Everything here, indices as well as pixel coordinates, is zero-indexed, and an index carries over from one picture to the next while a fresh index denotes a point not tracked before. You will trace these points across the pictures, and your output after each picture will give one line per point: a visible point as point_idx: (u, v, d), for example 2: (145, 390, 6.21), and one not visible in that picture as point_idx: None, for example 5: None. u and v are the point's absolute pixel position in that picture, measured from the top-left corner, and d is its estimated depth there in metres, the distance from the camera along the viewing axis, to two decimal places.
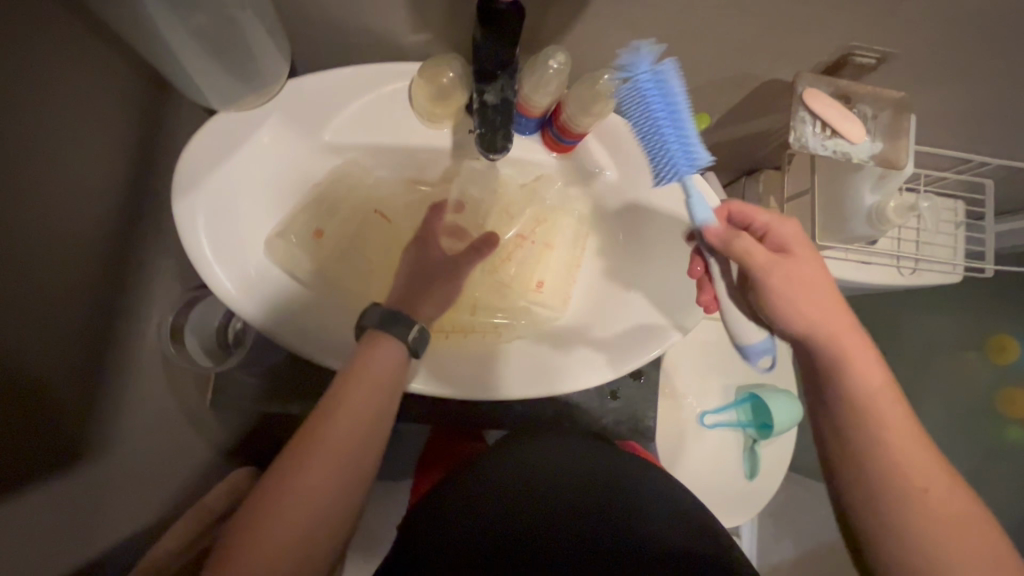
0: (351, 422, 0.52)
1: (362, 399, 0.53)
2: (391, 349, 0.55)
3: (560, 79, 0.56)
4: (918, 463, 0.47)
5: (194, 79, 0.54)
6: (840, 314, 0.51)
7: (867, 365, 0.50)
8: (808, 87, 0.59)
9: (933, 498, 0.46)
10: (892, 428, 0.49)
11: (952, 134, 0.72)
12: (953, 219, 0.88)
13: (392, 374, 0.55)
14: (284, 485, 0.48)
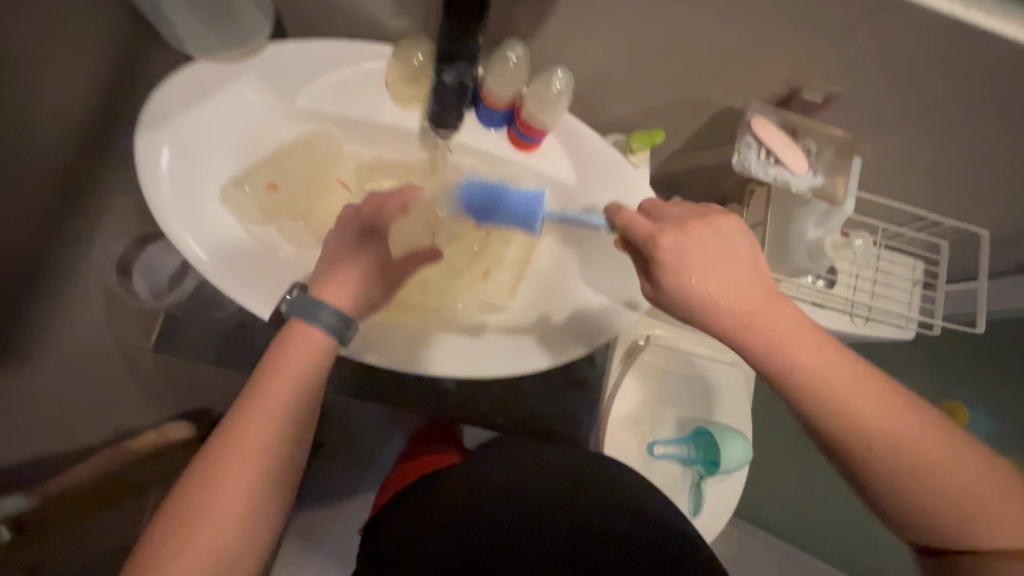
0: (277, 413, 0.51)
1: (282, 398, 0.51)
2: (318, 331, 0.54)
3: (519, 73, 0.59)
4: (870, 408, 0.48)
5: (171, 21, 0.57)
6: (735, 286, 0.51)
7: (791, 335, 0.50)
8: (756, 116, 0.62)
9: (895, 437, 0.47)
10: (834, 381, 0.49)
11: (900, 186, 0.74)
12: (908, 276, 0.88)
13: (313, 363, 0.53)
14: (207, 483, 0.48)
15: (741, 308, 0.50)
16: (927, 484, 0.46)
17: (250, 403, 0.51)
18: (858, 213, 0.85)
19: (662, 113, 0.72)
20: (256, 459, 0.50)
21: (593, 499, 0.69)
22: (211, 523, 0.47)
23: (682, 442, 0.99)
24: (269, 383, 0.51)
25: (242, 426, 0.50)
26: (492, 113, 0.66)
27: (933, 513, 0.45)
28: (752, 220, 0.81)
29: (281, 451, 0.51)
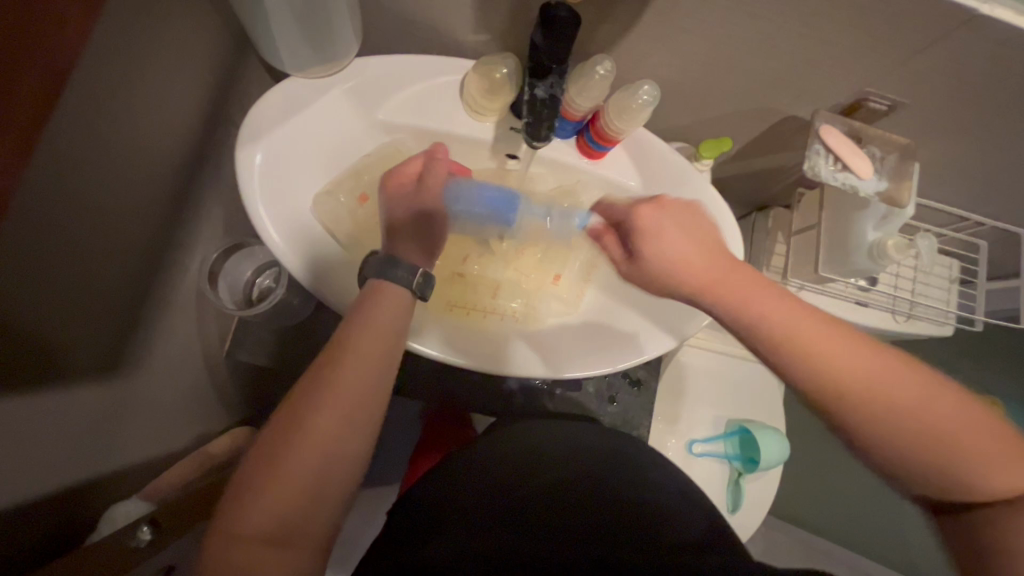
0: (376, 355, 0.46)
1: (370, 351, 0.46)
2: (394, 289, 0.50)
3: (603, 86, 0.61)
4: (872, 372, 0.43)
5: (274, 34, 0.59)
6: (698, 257, 0.51)
7: (772, 302, 0.48)
8: (824, 124, 0.66)
9: (906, 398, 0.42)
10: (827, 350, 0.45)
11: (949, 190, 0.78)
12: (947, 276, 0.91)
13: (396, 320, 0.49)
14: (294, 425, 0.43)
15: (708, 297, 0.50)
16: (946, 444, 0.41)
17: (334, 358, 0.45)
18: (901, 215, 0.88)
19: (724, 122, 0.75)
20: (332, 419, 0.43)
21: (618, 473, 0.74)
22: (276, 498, 0.41)
23: (718, 439, 1.04)
24: (358, 330, 0.47)
25: (324, 380, 0.44)
26: (565, 124, 0.68)
27: (962, 476, 0.41)
28: (804, 223, 0.84)
29: (360, 415, 0.45)
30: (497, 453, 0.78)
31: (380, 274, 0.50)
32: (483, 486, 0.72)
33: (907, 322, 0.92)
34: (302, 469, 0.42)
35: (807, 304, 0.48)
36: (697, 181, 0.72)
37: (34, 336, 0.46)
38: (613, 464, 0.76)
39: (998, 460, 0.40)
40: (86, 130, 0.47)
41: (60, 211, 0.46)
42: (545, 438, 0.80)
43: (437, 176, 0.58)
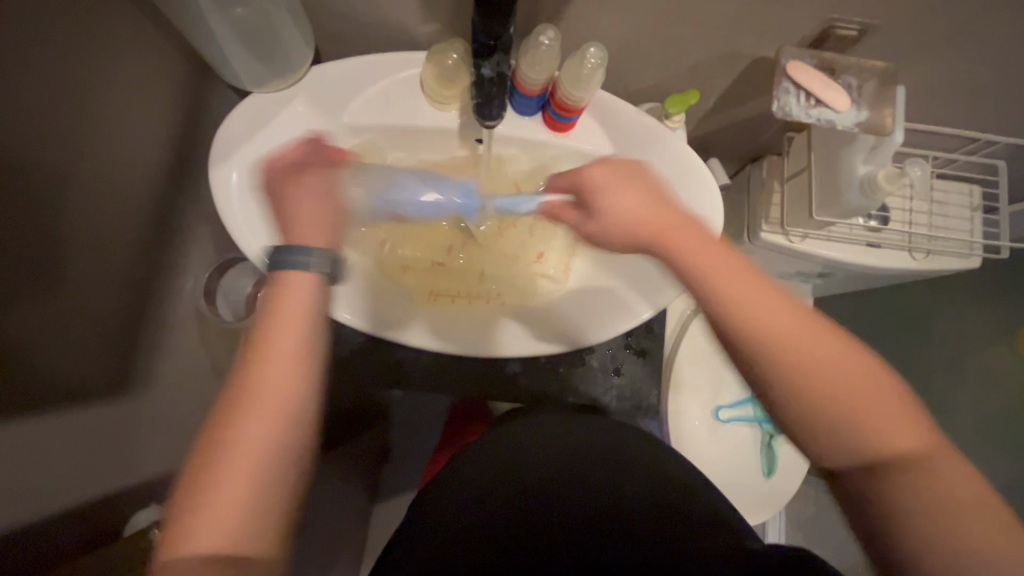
0: (289, 362, 0.47)
1: (286, 343, 0.47)
2: (299, 273, 0.50)
3: (552, 55, 0.61)
4: (803, 339, 0.44)
5: (226, 53, 0.62)
6: (647, 217, 0.50)
7: (728, 268, 0.47)
8: (791, 60, 0.63)
9: (825, 369, 0.43)
10: (771, 317, 0.45)
11: (948, 111, 0.73)
12: (966, 203, 0.84)
13: (314, 308, 0.50)
14: (226, 439, 0.44)
15: (665, 244, 0.49)
16: (841, 412, 0.43)
17: (258, 359, 0.46)
18: (905, 145, 0.83)
19: (693, 74, 0.72)
20: (276, 423, 0.45)
21: (626, 466, 0.71)
22: (233, 504, 0.43)
23: (746, 403, 1.02)
24: (269, 338, 0.47)
25: (253, 386, 0.46)
26: (528, 100, 0.68)
27: (859, 443, 0.42)
28: (796, 168, 0.81)
29: (294, 417, 0.46)
30: (494, 450, 0.72)
31: (281, 265, 0.50)
32: (478, 500, 0.68)
33: (929, 259, 0.85)
34: (247, 475, 0.44)
35: (751, 264, 0.48)
36: (668, 142, 0.70)
37: (24, 365, 0.50)
38: (615, 450, 0.73)
39: (892, 425, 0.42)
40: (45, 173, 0.51)
41: (33, 248, 0.51)
42: (557, 428, 0.75)
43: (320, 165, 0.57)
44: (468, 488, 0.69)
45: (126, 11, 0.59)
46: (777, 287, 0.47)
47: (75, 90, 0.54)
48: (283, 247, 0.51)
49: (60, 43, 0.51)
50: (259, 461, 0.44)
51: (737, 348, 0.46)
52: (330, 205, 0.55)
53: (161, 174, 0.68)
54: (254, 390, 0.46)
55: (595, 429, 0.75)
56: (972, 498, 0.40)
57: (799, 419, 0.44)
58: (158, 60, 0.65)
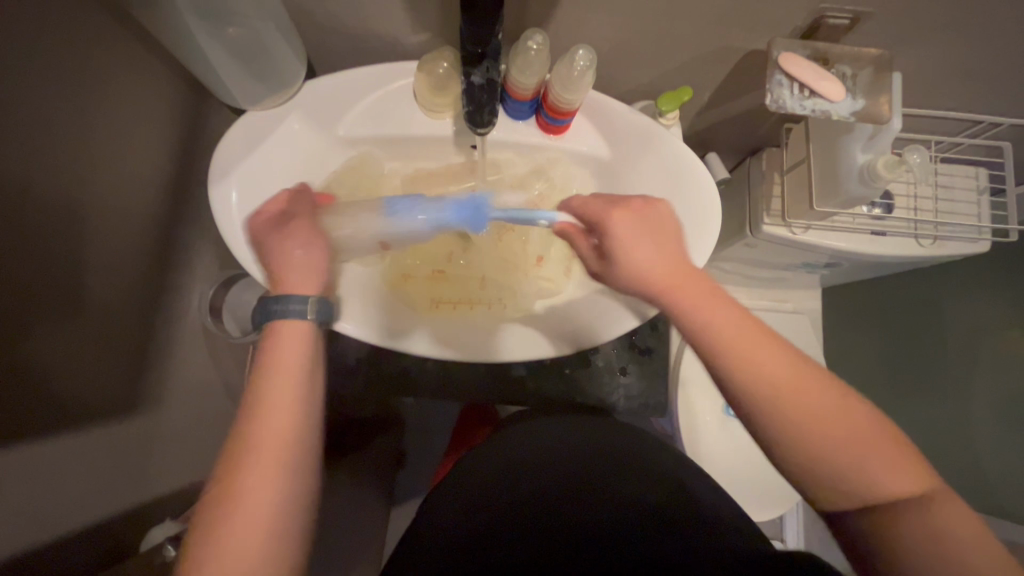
0: (290, 404, 0.49)
1: (286, 389, 0.49)
2: (293, 321, 0.53)
3: (541, 60, 0.61)
4: (791, 383, 0.46)
5: (219, 75, 0.62)
6: (653, 262, 0.51)
7: (722, 315, 0.49)
8: (783, 52, 0.62)
9: (812, 411, 0.45)
10: (761, 366, 0.47)
11: (947, 95, 0.72)
12: (973, 187, 0.83)
13: (307, 353, 0.53)
14: (236, 488, 0.45)
15: (672, 295, 0.50)
16: (828, 452, 0.44)
17: (258, 408, 0.48)
18: (906, 131, 0.81)
19: (685, 70, 0.72)
20: (280, 468, 0.46)
21: (623, 465, 0.72)
22: (246, 551, 0.43)
23: None
24: (266, 386, 0.49)
25: (254, 435, 0.47)
26: (520, 105, 0.68)
27: (851, 482, 0.44)
28: (795, 159, 0.80)
29: (299, 453, 0.48)
30: (488, 468, 0.72)
31: (273, 313, 0.53)
32: (472, 517, 0.68)
33: (936, 245, 0.84)
34: (257, 521, 0.44)
35: (749, 312, 0.50)
36: (664, 138, 0.70)
37: (42, 393, 0.52)
38: (614, 456, 0.73)
39: (884, 469, 0.43)
40: (48, 202, 0.52)
41: (38, 276, 0.51)
42: (549, 437, 0.74)
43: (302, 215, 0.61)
44: (462, 506, 0.69)
45: (121, 38, 0.60)
46: (768, 333, 0.49)
47: (74, 119, 0.55)
48: (269, 296, 0.54)
49: (57, 74, 0.52)
50: (266, 505, 0.45)
51: (728, 385, 0.48)
52: (319, 252, 0.58)
53: (163, 195, 0.70)
54: (257, 438, 0.47)
55: (592, 436, 0.75)
56: (971, 539, 0.40)
57: (794, 458, 0.45)
58: (154, 83, 0.66)
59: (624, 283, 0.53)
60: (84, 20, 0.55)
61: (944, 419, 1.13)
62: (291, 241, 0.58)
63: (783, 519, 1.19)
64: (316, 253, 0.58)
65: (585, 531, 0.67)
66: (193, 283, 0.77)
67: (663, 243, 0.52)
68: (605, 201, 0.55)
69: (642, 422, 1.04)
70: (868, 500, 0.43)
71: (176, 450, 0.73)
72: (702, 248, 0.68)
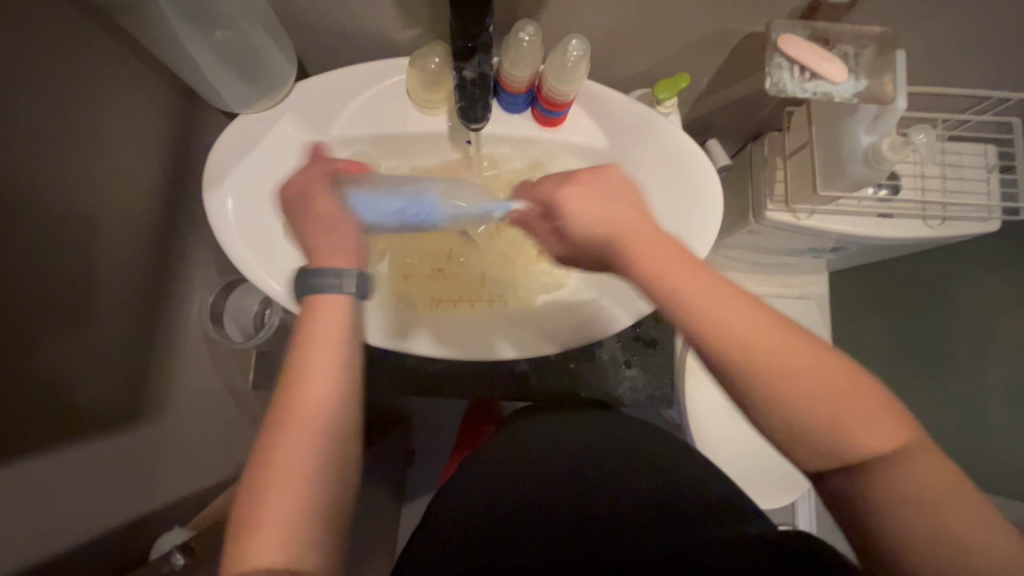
0: (334, 366, 0.46)
1: (327, 347, 0.46)
2: (329, 296, 0.48)
3: (534, 51, 0.59)
4: (771, 350, 0.42)
5: (207, 77, 0.61)
6: (618, 226, 0.47)
7: (686, 275, 0.45)
8: (782, 33, 0.61)
9: (785, 374, 0.42)
10: (744, 332, 0.42)
11: (954, 71, 0.70)
12: (982, 164, 0.80)
13: (349, 326, 0.48)
14: (277, 457, 0.42)
15: (640, 262, 0.46)
16: (812, 417, 0.41)
17: (297, 384, 0.45)
18: (913, 109, 0.79)
19: (682, 55, 0.70)
20: (317, 441, 0.44)
21: (634, 458, 0.72)
22: (283, 518, 0.41)
23: None
24: (306, 349, 0.46)
25: (292, 410, 0.44)
26: (515, 97, 0.67)
27: (834, 444, 0.41)
28: (798, 142, 0.78)
29: (340, 422, 0.45)
30: (491, 466, 0.72)
31: (311, 287, 0.48)
32: (474, 515, 0.67)
33: (945, 225, 0.82)
34: (295, 499, 0.42)
35: (710, 269, 0.45)
36: (663, 128, 0.68)
37: (51, 392, 0.53)
38: (615, 449, 0.73)
39: (865, 423, 0.41)
40: (43, 215, 0.52)
41: (33, 288, 0.51)
42: (559, 431, 0.75)
43: (318, 184, 0.53)
44: (465, 506, 0.68)
45: (108, 46, 0.60)
46: (738, 292, 0.44)
47: (64, 129, 0.55)
48: (310, 268, 0.49)
49: (45, 86, 0.52)
50: (307, 483, 0.42)
51: (707, 352, 0.44)
52: (351, 217, 0.53)
53: (157, 203, 0.69)
54: (295, 411, 0.44)
55: (588, 427, 0.75)
56: (949, 489, 0.40)
57: (777, 423, 0.43)
58: (143, 90, 0.66)
59: (598, 248, 0.48)
60: (70, 28, 0.54)
61: (957, 400, 1.11)
62: (323, 212, 0.52)
63: (795, 506, 1.18)
64: (340, 222, 0.52)
65: (585, 520, 0.67)
66: (193, 290, 0.77)
67: (628, 202, 0.48)
68: (554, 180, 0.51)
69: (650, 412, 1.04)
70: (847, 459, 0.41)
71: (181, 457, 0.73)
72: (704, 236, 0.67)
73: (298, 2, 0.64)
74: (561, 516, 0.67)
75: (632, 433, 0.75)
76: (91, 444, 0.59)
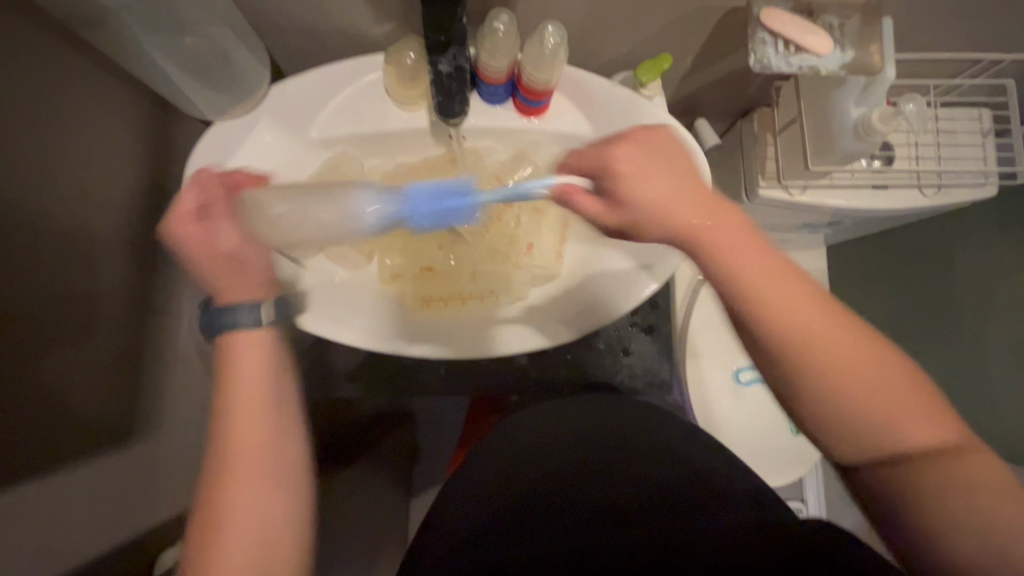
0: (262, 406, 0.53)
1: (251, 386, 0.53)
2: (248, 331, 0.54)
3: (510, 40, 0.58)
4: (786, 301, 0.46)
5: (177, 85, 0.60)
6: (670, 192, 0.47)
7: (721, 227, 0.47)
8: (765, 7, 0.59)
9: (819, 334, 0.46)
10: (785, 301, 0.46)
11: (944, 36, 0.68)
12: (977, 129, 0.79)
13: (270, 360, 0.55)
14: (228, 487, 0.50)
15: (704, 239, 0.47)
16: (867, 400, 0.45)
17: (229, 419, 0.52)
18: (905, 77, 0.77)
19: (665, 35, 0.69)
20: (266, 474, 0.52)
21: (628, 445, 0.71)
22: (244, 537, 0.49)
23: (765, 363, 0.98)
24: (232, 393, 0.53)
25: (228, 444, 0.51)
26: (495, 89, 0.65)
27: (856, 403, 0.45)
28: (788, 117, 0.77)
29: (282, 453, 0.53)
30: (471, 476, 0.70)
31: (227, 325, 0.54)
32: (471, 517, 0.66)
33: (941, 195, 0.80)
34: (253, 521, 0.50)
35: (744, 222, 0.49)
36: (646, 113, 0.67)
37: (58, 413, 0.55)
38: (618, 435, 0.72)
39: (905, 413, 0.45)
40: (27, 239, 0.52)
41: (25, 314, 0.52)
42: (556, 421, 0.73)
43: (221, 213, 0.54)
44: (469, 512, 0.66)
45: (78, 61, 0.59)
46: (811, 289, 0.47)
47: (39, 151, 0.54)
48: (216, 305, 0.54)
49: (13, 105, 0.51)
50: (260, 507, 0.50)
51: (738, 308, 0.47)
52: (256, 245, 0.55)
53: (139, 215, 0.68)
54: (234, 453, 0.51)
55: (585, 414, 0.74)
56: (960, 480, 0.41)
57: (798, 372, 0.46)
58: (115, 103, 0.64)
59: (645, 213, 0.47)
60: (36, 45, 0.53)
61: (960, 369, 1.10)
62: (225, 248, 0.54)
63: (803, 482, 1.18)
64: (240, 262, 0.55)
65: (594, 504, 0.66)
66: (183, 301, 0.77)
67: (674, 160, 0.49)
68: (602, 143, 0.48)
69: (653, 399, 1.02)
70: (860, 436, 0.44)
71: (181, 467, 0.74)
72: None
73: (267, 4, 0.62)
74: (572, 507, 0.66)
75: (624, 415, 0.75)
76: (93, 464, 0.60)
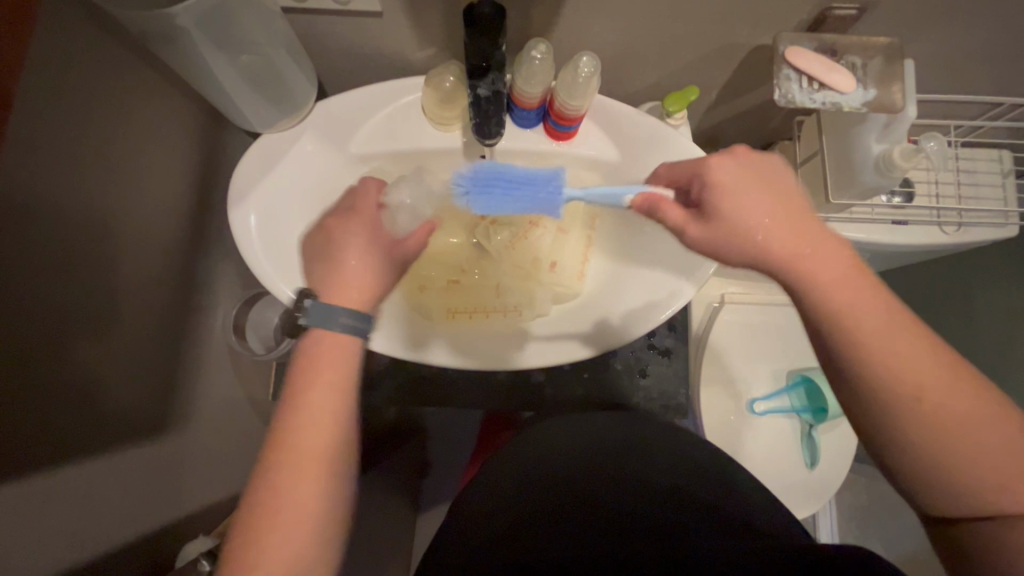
0: (326, 409, 0.50)
1: (320, 386, 0.50)
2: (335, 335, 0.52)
3: (546, 69, 0.61)
4: (880, 329, 0.46)
5: (232, 97, 0.63)
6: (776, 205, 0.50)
7: (815, 235, 0.49)
8: (790, 45, 0.62)
9: (922, 377, 0.45)
10: (875, 332, 0.46)
11: (962, 79, 0.71)
12: (997, 170, 0.80)
13: (346, 360, 0.52)
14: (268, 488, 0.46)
15: (805, 262, 0.48)
16: (954, 429, 0.43)
17: (296, 414, 0.49)
18: (926, 116, 0.79)
19: (691, 69, 0.72)
20: (319, 478, 0.48)
21: (648, 458, 0.73)
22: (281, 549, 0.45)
23: (781, 393, 0.98)
24: (305, 391, 0.50)
25: (288, 443, 0.48)
26: (527, 113, 0.68)
27: (960, 454, 0.43)
28: (809, 151, 0.79)
29: (333, 460, 0.49)
30: (487, 482, 0.71)
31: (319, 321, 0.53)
32: (486, 522, 0.67)
33: (962, 233, 0.81)
34: (299, 525, 0.46)
35: (850, 248, 0.50)
36: (671, 141, 0.69)
37: (96, 400, 0.57)
38: (636, 446, 0.74)
39: (993, 449, 0.43)
40: (89, 237, 0.56)
41: (80, 303, 0.55)
42: (576, 430, 0.75)
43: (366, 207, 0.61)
44: (484, 516, 0.68)
45: (146, 74, 0.64)
46: (877, 290, 0.48)
47: (105, 155, 0.58)
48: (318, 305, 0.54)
49: (82, 112, 0.55)
50: (309, 514, 0.47)
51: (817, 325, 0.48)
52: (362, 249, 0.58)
53: (187, 219, 0.72)
54: (289, 460, 0.47)
55: (607, 424, 0.76)
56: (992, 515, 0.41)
57: (892, 419, 0.45)
58: (174, 115, 0.69)
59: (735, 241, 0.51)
60: (110, 57, 0.58)
61: None
62: (351, 248, 0.57)
63: None
64: (368, 255, 0.58)
65: (613, 514, 0.67)
66: (217, 303, 0.80)
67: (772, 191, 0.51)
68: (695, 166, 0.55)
69: None
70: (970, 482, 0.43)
71: (203, 465, 0.76)
72: None
73: (319, 29, 0.67)
74: (591, 516, 0.67)
75: (648, 427, 0.76)
76: (127, 454, 0.62)
